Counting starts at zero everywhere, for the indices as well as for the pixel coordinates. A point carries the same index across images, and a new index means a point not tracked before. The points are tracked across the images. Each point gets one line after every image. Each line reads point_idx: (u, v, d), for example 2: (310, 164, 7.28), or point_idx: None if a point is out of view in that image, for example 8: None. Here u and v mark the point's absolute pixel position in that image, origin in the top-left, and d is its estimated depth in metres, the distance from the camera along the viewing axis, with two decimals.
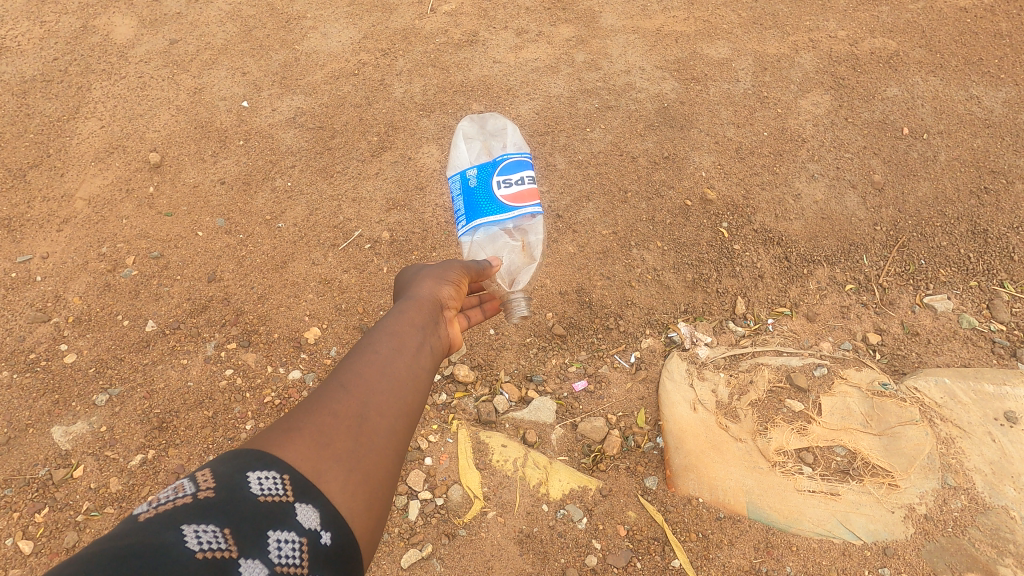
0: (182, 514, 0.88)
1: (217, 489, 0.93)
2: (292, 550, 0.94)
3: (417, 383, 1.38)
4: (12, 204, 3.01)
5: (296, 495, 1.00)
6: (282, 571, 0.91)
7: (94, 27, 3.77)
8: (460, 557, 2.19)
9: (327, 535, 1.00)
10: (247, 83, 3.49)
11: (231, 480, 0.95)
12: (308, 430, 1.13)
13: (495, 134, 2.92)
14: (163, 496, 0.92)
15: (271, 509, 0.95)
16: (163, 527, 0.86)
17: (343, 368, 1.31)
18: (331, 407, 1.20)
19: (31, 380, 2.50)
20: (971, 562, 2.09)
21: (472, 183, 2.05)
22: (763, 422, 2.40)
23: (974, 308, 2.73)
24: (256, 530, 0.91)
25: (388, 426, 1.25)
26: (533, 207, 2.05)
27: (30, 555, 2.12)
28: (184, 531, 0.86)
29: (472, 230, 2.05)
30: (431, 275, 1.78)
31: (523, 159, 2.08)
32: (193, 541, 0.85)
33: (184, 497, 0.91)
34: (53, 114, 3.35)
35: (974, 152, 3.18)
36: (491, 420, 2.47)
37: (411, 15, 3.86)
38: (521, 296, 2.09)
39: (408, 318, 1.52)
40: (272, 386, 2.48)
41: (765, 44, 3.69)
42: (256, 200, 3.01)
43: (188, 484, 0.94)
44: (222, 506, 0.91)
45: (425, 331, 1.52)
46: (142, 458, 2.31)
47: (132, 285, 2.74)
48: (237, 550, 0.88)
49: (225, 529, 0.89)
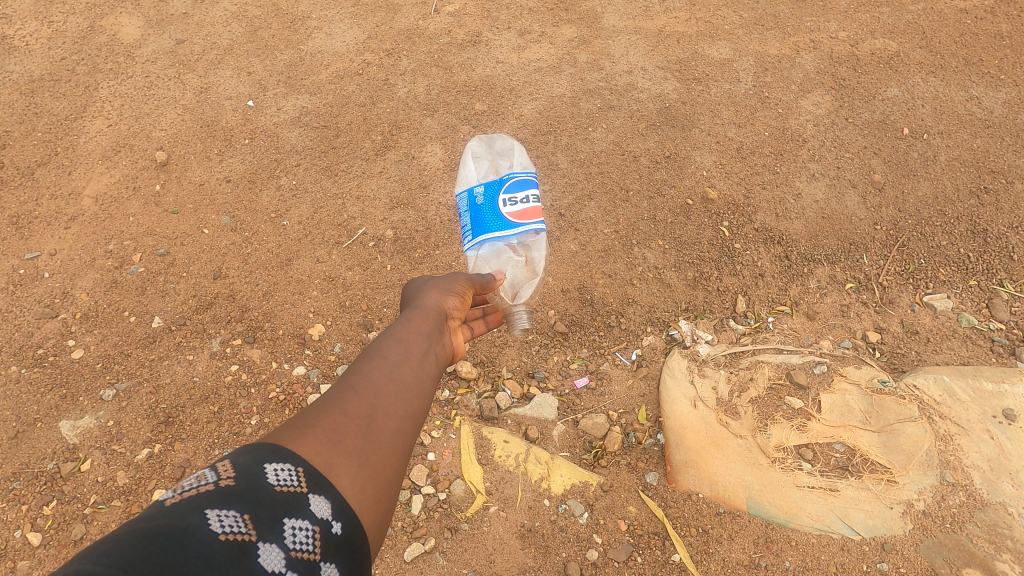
0: (204, 500, 0.91)
1: (237, 479, 0.96)
2: (306, 537, 0.95)
3: (423, 388, 1.39)
4: (21, 202, 3.04)
5: (309, 487, 1.02)
6: (297, 556, 0.92)
7: (101, 27, 3.81)
8: (462, 551, 2.21)
9: (339, 526, 1.02)
10: (252, 82, 3.52)
11: (249, 470, 0.98)
12: (319, 428, 1.15)
13: (502, 155, 2.93)
14: (187, 485, 0.95)
15: (286, 498, 0.97)
16: (187, 510, 0.88)
17: (352, 371, 1.33)
18: (342, 407, 1.21)
19: (39, 375, 2.53)
20: (969, 557, 2.11)
21: (479, 200, 2.08)
22: (763, 419, 2.42)
23: (973, 307, 2.75)
24: (274, 516, 0.93)
25: (396, 427, 1.26)
26: (537, 224, 2.07)
27: (38, 546, 2.15)
28: (207, 514, 0.88)
29: (477, 246, 2.08)
30: (436, 286, 1.80)
31: (529, 178, 2.11)
32: (215, 523, 0.87)
33: (207, 485, 0.94)
34: (60, 113, 3.39)
35: (974, 152, 3.20)
36: (494, 416, 2.50)
37: (415, 15, 3.90)
38: (523, 309, 2.34)
39: (415, 325, 1.54)
40: (277, 382, 2.51)
41: (766, 45, 3.72)
42: (261, 198, 3.04)
43: (210, 474, 0.97)
44: (241, 493, 0.94)
45: (431, 338, 1.54)
46: (148, 452, 2.34)
47: (139, 282, 2.77)
48: (256, 534, 0.90)
49: (245, 514, 0.91)
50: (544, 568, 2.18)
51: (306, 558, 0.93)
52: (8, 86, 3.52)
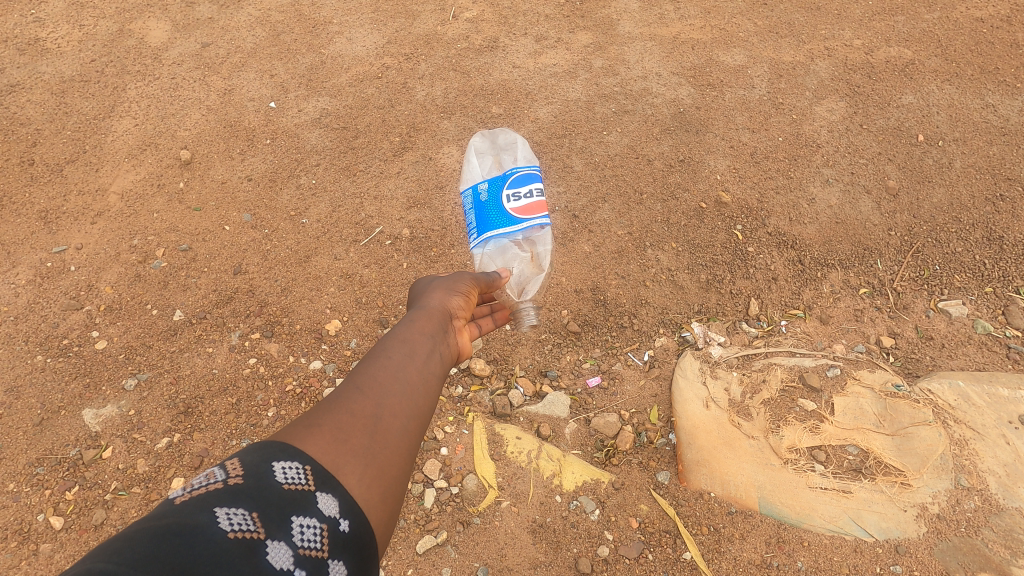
0: (214, 498, 0.92)
1: (246, 477, 0.97)
2: (314, 535, 0.97)
3: (429, 386, 1.40)
4: (50, 197, 3.13)
5: (317, 485, 1.03)
6: (305, 554, 0.94)
7: (130, 30, 3.93)
8: (474, 545, 2.23)
9: (346, 523, 1.03)
10: (275, 84, 3.61)
11: (258, 468, 0.99)
12: (326, 427, 1.16)
13: (506, 150, 2.96)
14: (196, 482, 0.97)
15: (294, 497, 0.98)
16: (196, 509, 0.90)
17: (359, 370, 1.35)
18: (349, 408, 1.23)
19: (64, 364, 2.58)
20: (984, 562, 2.10)
21: (483, 198, 2.11)
22: (775, 421, 2.43)
23: (989, 314, 2.74)
24: (282, 515, 0.95)
25: (402, 426, 1.27)
26: (542, 219, 2.10)
27: (61, 530, 2.19)
28: (217, 514, 0.89)
29: (482, 243, 2.12)
30: (442, 285, 1.81)
31: (533, 173, 2.13)
32: (225, 522, 0.89)
33: (215, 483, 0.96)
34: (89, 113, 3.49)
35: (990, 160, 3.20)
36: (506, 413, 2.52)
37: (434, 21, 3.98)
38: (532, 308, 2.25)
39: (419, 325, 1.56)
40: (294, 375, 2.55)
41: (780, 52, 3.75)
42: (282, 197, 3.11)
43: (219, 471, 0.99)
44: (250, 491, 0.95)
45: (436, 338, 1.55)
46: (168, 441, 2.38)
47: (161, 276, 2.84)
48: (265, 532, 0.91)
49: (254, 512, 0.92)
50: (555, 563, 2.19)
51: (314, 556, 0.95)
52: (40, 87, 3.62)
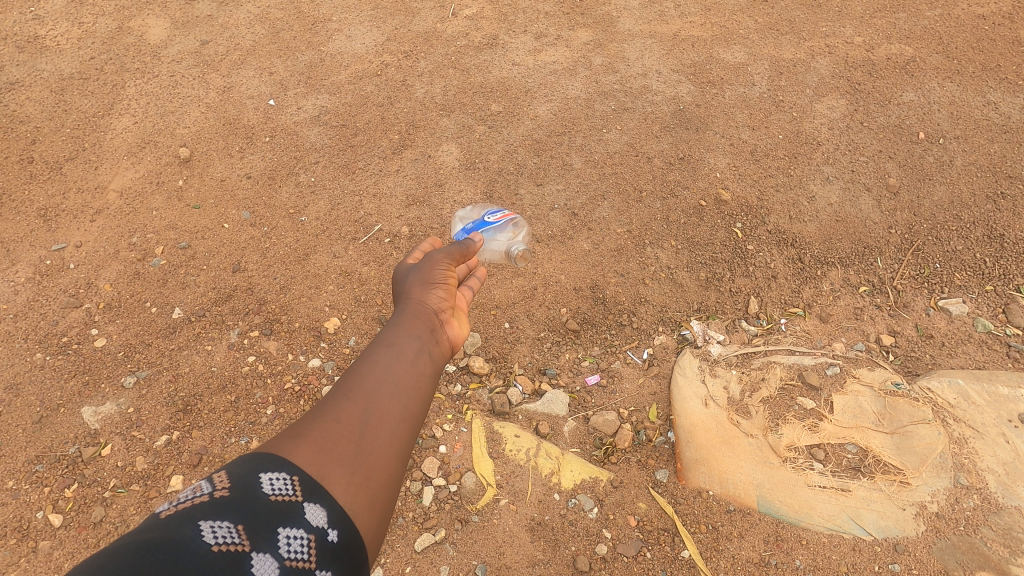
0: (200, 512, 0.93)
1: (232, 489, 0.98)
2: (299, 548, 0.96)
3: (422, 381, 1.34)
4: (49, 195, 3.13)
5: (303, 496, 1.02)
6: (291, 567, 0.94)
7: (129, 28, 3.93)
8: (472, 543, 2.21)
9: (332, 534, 1.02)
10: (274, 82, 3.61)
11: (244, 481, 0.99)
12: (313, 435, 1.13)
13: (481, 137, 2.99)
14: (185, 494, 0.98)
15: (278, 510, 0.98)
16: (181, 522, 0.91)
17: (349, 369, 1.29)
18: (335, 414, 1.19)
19: (64, 362, 2.58)
20: (983, 560, 2.09)
21: None
22: (774, 419, 2.42)
23: (990, 312, 2.74)
24: (265, 528, 0.94)
25: (392, 428, 1.23)
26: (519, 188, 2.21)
27: (59, 527, 2.19)
28: (200, 529, 0.90)
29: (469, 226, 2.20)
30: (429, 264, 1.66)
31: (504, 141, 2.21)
32: (208, 537, 0.90)
33: (202, 496, 0.96)
34: (88, 111, 3.49)
35: (991, 157, 3.19)
36: (505, 411, 2.51)
37: (433, 19, 3.97)
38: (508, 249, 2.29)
39: (412, 313, 1.47)
40: (293, 373, 2.55)
41: (781, 49, 3.74)
42: (281, 194, 3.11)
43: (206, 484, 0.99)
44: (235, 505, 0.95)
45: (430, 326, 1.46)
46: (167, 438, 2.37)
47: (160, 274, 2.84)
48: (248, 546, 0.92)
49: (237, 526, 0.93)
50: (553, 561, 2.18)
51: (300, 569, 0.95)
52: (39, 84, 3.62)
